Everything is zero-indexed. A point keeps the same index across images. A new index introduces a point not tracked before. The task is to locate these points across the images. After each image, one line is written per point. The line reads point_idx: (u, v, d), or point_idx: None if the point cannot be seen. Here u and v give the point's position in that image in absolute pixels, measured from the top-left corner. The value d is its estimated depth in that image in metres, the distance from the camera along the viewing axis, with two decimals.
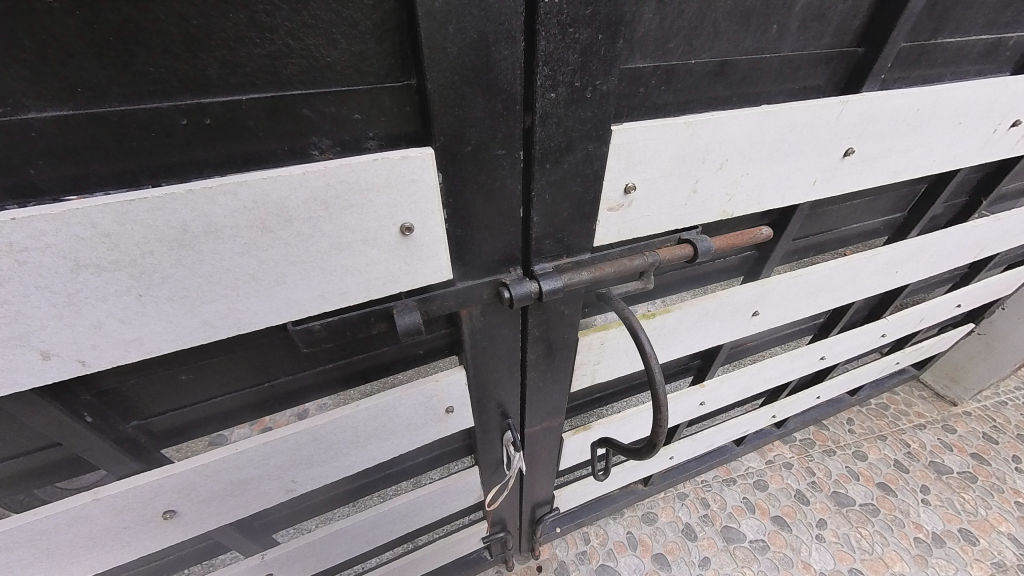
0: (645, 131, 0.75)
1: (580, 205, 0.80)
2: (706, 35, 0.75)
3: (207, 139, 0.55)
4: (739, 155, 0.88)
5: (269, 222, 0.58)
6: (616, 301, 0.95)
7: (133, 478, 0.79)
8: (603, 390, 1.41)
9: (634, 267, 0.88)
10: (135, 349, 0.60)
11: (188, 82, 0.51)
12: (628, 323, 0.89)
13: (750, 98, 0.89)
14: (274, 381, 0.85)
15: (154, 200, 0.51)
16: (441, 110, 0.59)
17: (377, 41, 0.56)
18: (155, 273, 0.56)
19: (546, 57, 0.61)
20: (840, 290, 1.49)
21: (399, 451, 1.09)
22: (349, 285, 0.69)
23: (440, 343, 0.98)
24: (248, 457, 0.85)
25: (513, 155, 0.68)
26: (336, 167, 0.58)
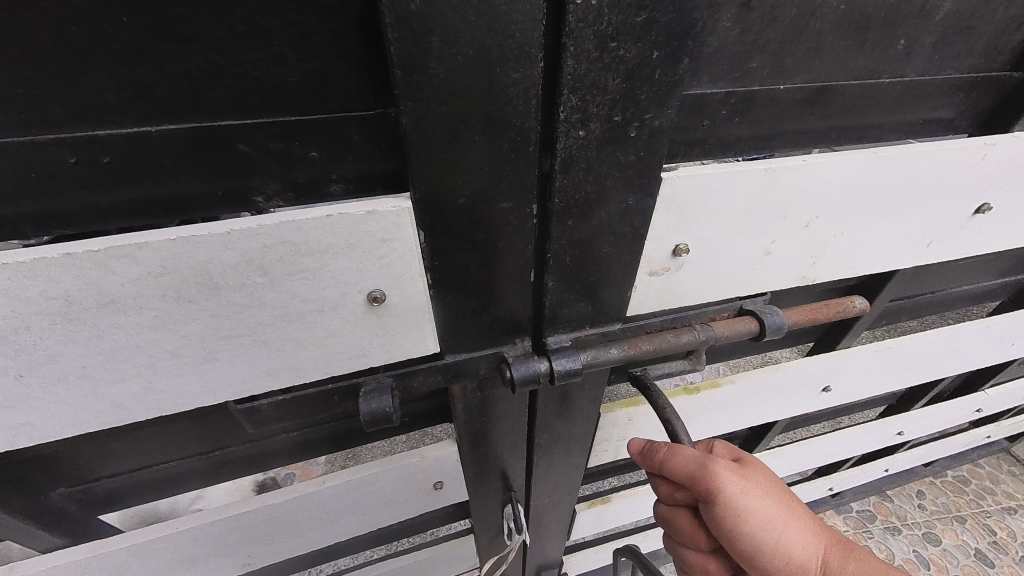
0: (707, 179, 0.56)
1: (612, 269, 0.61)
2: (805, 51, 0.54)
3: (112, 182, 0.41)
4: (833, 208, 0.66)
5: (187, 290, 0.44)
6: (654, 387, 0.75)
7: (57, 554, 0.68)
8: (629, 460, 1.20)
9: (679, 346, 0.67)
10: (27, 434, 0.48)
11: (75, 108, 0.37)
12: (665, 421, 0.69)
13: (849, 134, 0.67)
14: (227, 450, 0.71)
15: (22, 266, 0.38)
16: (421, 154, 0.42)
17: (337, 55, 0.40)
18: (37, 351, 0.43)
19: (575, 82, 0.42)
20: (936, 363, 1.20)
21: (379, 525, 0.93)
22: (303, 363, 0.54)
23: (432, 411, 0.82)
24: (192, 535, 0.73)
25: (523, 210, 0.51)
26: (274, 224, 0.43)
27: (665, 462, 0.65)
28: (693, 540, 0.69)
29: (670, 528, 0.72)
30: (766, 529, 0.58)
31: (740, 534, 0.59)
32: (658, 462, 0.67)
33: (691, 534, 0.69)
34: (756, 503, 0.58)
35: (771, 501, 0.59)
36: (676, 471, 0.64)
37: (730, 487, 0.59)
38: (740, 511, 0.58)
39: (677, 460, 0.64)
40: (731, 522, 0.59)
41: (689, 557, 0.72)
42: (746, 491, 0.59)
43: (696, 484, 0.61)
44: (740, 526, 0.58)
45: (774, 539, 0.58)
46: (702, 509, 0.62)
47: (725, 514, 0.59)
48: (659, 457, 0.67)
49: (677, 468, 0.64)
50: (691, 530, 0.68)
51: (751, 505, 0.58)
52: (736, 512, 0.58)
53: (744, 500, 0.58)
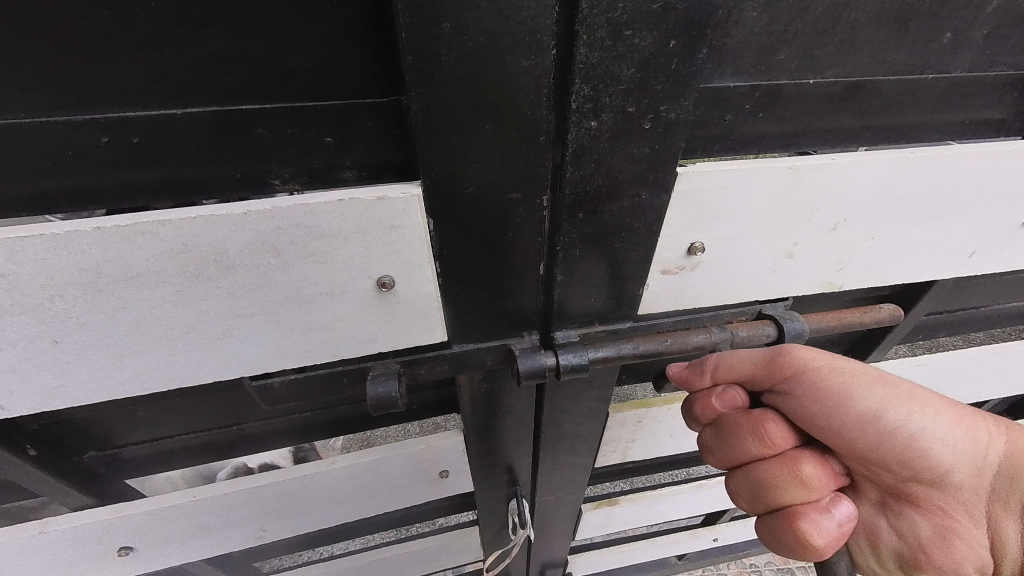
0: (726, 176, 0.54)
1: (624, 266, 0.59)
2: (838, 43, 0.51)
3: (139, 161, 0.44)
4: (863, 211, 0.63)
5: (204, 268, 0.46)
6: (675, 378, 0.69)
7: (85, 512, 0.73)
8: (639, 463, 1.18)
9: (689, 345, 0.64)
10: (59, 397, 0.51)
11: (106, 90, 0.39)
12: (690, 370, 0.67)
13: (886, 133, 0.63)
14: (243, 425, 0.74)
15: (56, 238, 0.40)
16: (431, 141, 0.43)
17: (352, 42, 0.41)
18: (69, 319, 0.46)
19: (587, 71, 0.42)
20: (976, 384, 1.13)
21: (385, 509, 0.95)
22: (313, 344, 0.56)
23: (439, 400, 0.83)
24: (208, 504, 0.76)
25: (532, 201, 0.50)
26: (287, 207, 0.44)
27: (729, 362, 0.66)
28: (764, 444, 0.65)
29: (732, 442, 0.68)
30: (871, 388, 0.60)
31: (844, 395, 0.59)
32: (713, 365, 0.67)
33: (757, 433, 0.65)
34: (849, 364, 0.61)
35: (862, 364, 0.63)
36: (747, 359, 0.65)
37: (814, 355, 0.61)
38: (839, 369, 0.60)
39: (738, 355, 0.65)
40: (835, 385, 0.60)
41: (771, 471, 0.65)
42: (835, 357, 0.62)
43: (778, 362, 0.63)
44: (846, 385, 0.59)
45: (882, 398, 0.60)
46: (791, 385, 0.62)
47: (823, 380, 0.60)
48: (712, 359, 0.67)
49: (745, 357, 0.65)
50: (758, 428, 0.65)
51: (845, 365, 0.61)
52: (834, 373, 0.60)
53: (836, 362, 0.61)
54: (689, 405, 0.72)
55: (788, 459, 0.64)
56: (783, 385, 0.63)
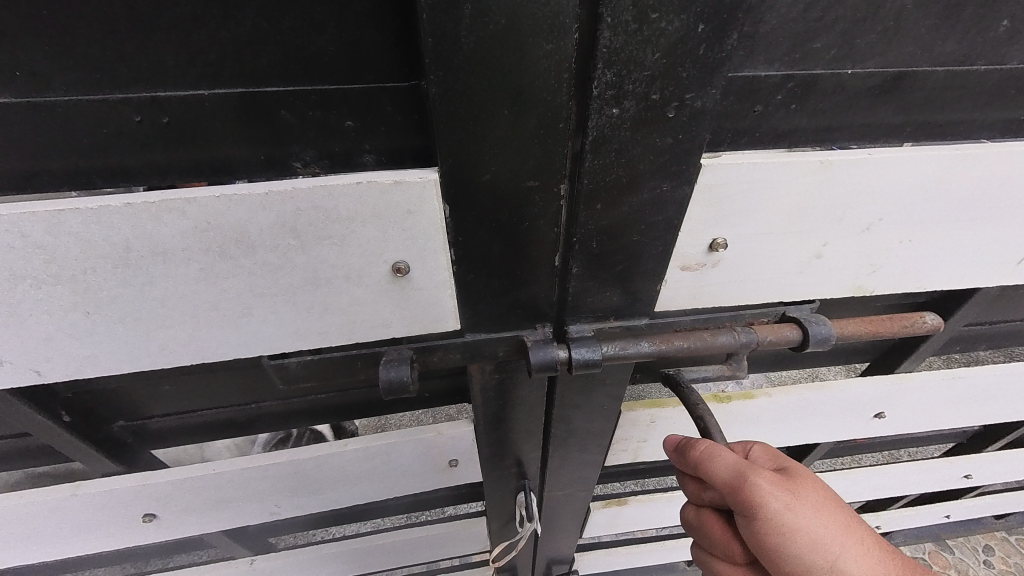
0: (751, 170, 0.52)
1: (642, 261, 0.58)
2: (882, 31, 0.48)
3: (169, 141, 0.45)
4: (900, 212, 0.60)
5: (226, 247, 0.47)
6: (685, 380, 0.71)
7: (114, 478, 0.77)
8: (650, 464, 1.17)
9: (715, 347, 0.62)
10: (91, 366, 0.54)
11: (139, 70, 0.40)
12: (697, 417, 0.64)
13: (929, 130, 0.60)
14: (261, 403, 0.76)
15: (90, 212, 0.42)
16: (448, 126, 0.43)
17: (375, 25, 0.41)
18: (101, 291, 0.48)
19: (611, 56, 0.40)
20: (1018, 401, 1.06)
21: (395, 494, 0.96)
22: (329, 327, 0.57)
23: (451, 389, 0.84)
24: (226, 478, 0.79)
25: (549, 190, 0.49)
26: (307, 188, 0.45)
27: (701, 471, 0.59)
28: (726, 554, 0.63)
29: (701, 535, 0.66)
30: (819, 553, 0.52)
31: (787, 556, 0.53)
32: (692, 467, 0.60)
33: (723, 543, 0.63)
34: (809, 522, 0.53)
35: (828, 523, 0.53)
36: (712, 480, 0.57)
37: (772, 502, 0.53)
38: (789, 528, 0.52)
39: (715, 466, 0.57)
40: (779, 543, 0.53)
41: (722, 575, 0.65)
42: (796, 509, 0.53)
43: (738, 498, 0.55)
44: (791, 545, 0.53)
45: (828, 561, 0.53)
46: (741, 525, 0.56)
47: (770, 535, 0.53)
48: (694, 457, 0.60)
49: (712, 476, 0.57)
50: (727, 540, 0.62)
51: (800, 520, 0.53)
52: (785, 530, 0.53)
53: (793, 517, 0.52)
54: (678, 476, 0.68)
55: (739, 568, 0.63)
56: (736, 520, 0.56)
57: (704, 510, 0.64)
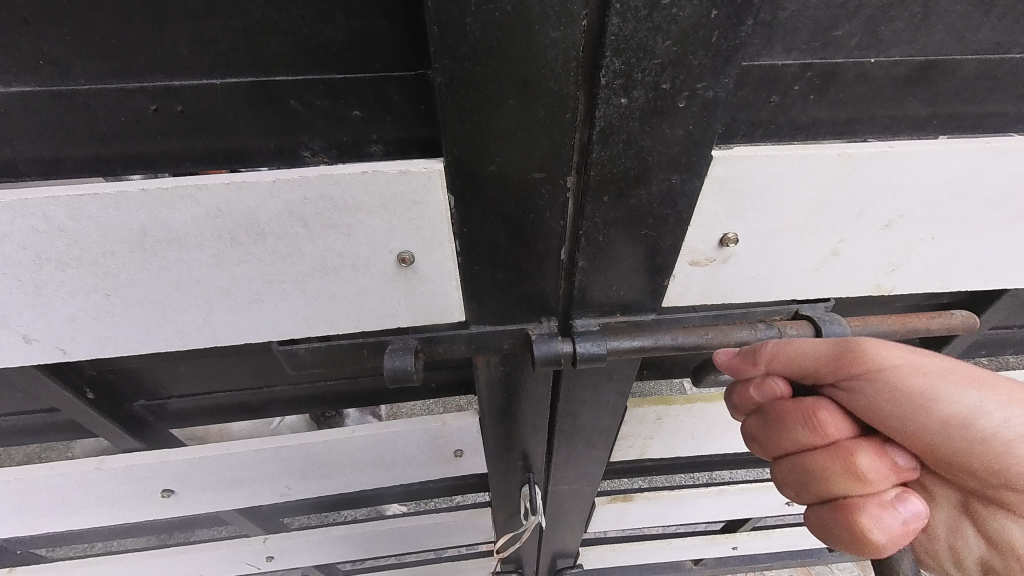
0: (765, 163, 0.51)
1: (650, 255, 0.56)
2: (910, 17, 0.46)
3: (183, 129, 0.46)
4: (925, 208, 0.57)
5: (238, 234, 0.48)
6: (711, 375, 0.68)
7: (135, 454, 0.80)
8: (657, 461, 1.16)
9: (731, 341, 0.59)
10: (111, 346, 0.56)
11: (154, 60, 0.41)
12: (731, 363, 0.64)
13: (959, 123, 0.57)
14: (273, 388, 0.78)
15: (108, 198, 0.44)
16: (454, 115, 0.42)
17: (382, 14, 0.41)
18: (120, 275, 0.49)
19: (620, 44, 0.39)
20: None
21: (402, 481, 0.98)
22: (336, 314, 0.58)
23: (457, 380, 0.84)
24: (240, 458, 0.82)
25: (556, 181, 0.49)
26: (315, 177, 0.46)
27: (792, 363, 0.57)
28: (815, 431, 0.57)
29: (779, 434, 0.60)
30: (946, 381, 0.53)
31: (924, 395, 0.52)
32: (766, 357, 0.58)
33: (812, 421, 0.57)
34: (930, 360, 0.54)
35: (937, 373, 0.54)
36: (809, 358, 0.56)
37: (890, 354, 0.53)
38: (923, 368, 0.53)
39: (804, 347, 0.56)
40: (912, 388, 0.52)
41: (818, 462, 0.57)
42: (917, 356, 0.54)
43: (852, 355, 0.53)
44: (929, 387, 0.52)
45: (970, 397, 0.53)
46: (861, 387, 0.54)
47: (903, 382, 0.52)
48: (770, 352, 0.58)
49: (811, 359, 0.55)
50: (808, 416, 0.57)
51: (929, 363, 0.54)
52: (914, 374, 0.53)
53: (922, 359, 0.53)
54: (734, 393, 0.63)
55: (839, 447, 0.56)
56: (850, 385, 0.54)
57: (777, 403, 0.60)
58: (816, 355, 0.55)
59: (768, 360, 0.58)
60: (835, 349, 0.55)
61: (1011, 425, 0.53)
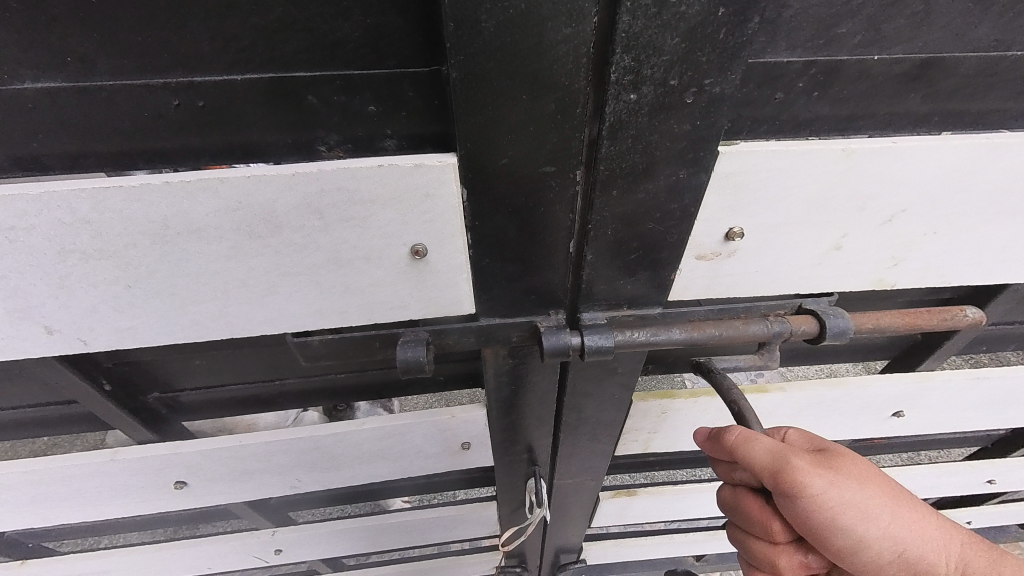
0: (770, 158, 0.52)
1: (656, 248, 0.58)
2: (911, 15, 0.47)
3: (204, 124, 0.48)
4: (926, 203, 0.58)
5: (256, 226, 0.49)
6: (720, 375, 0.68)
7: (148, 446, 0.81)
8: (660, 456, 1.17)
9: (746, 335, 0.61)
10: (130, 337, 0.57)
11: (178, 56, 0.43)
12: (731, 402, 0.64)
13: (959, 119, 0.58)
14: (285, 380, 0.80)
15: (132, 190, 0.45)
16: (467, 110, 0.44)
17: (398, 11, 0.42)
18: (141, 266, 0.51)
19: (629, 41, 0.41)
20: None
21: (409, 474, 1.00)
22: (349, 306, 0.59)
23: (465, 373, 0.86)
24: (251, 450, 0.83)
25: (566, 174, 0.50)
26: (332, 170, 0.47)
27: (743, 465, 0.60)
28: (767, 532, 0.64)
29: (736, 513, 0.67)
30: (851, 490, 0.57)
31: (834, 511, 0.56)
32: (729, 453, 0.62)
33: (759, 521, 0.64)
34: (850, 493, 0.57)
35: (866, 490, 0.58)
36: (756, 467, 0.59)
37: (812, 488, 0.56)
38: (835, 504, 0.56)
39: (754, 451, 0.59)
40: (830, 519, 0.56)
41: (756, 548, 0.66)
42: (838, 483, 0.57)
43: (782, 480, 0.58)
44: (837, 520, 0.57)
45: (866, 529, 0.58)
46: (790, 506, 0.58)
47: (819, 512, 0.57)
48: (729, 444, 0.61)
49: (755, 467, 0.59)
50: (763, 520, 0.63)
51: (845, 497, 0.57)
52: (830, 506, 0.56)
53: (837, 493, 0.56)
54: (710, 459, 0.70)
55: (778, 546, 0.65)
56: (784, 502, 0.59)
57: (741, 491, 0.66)
58: (764, 465, 0.59)
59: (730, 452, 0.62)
60: (775, 465, 0.58)
61: (899, 544, 0.59)
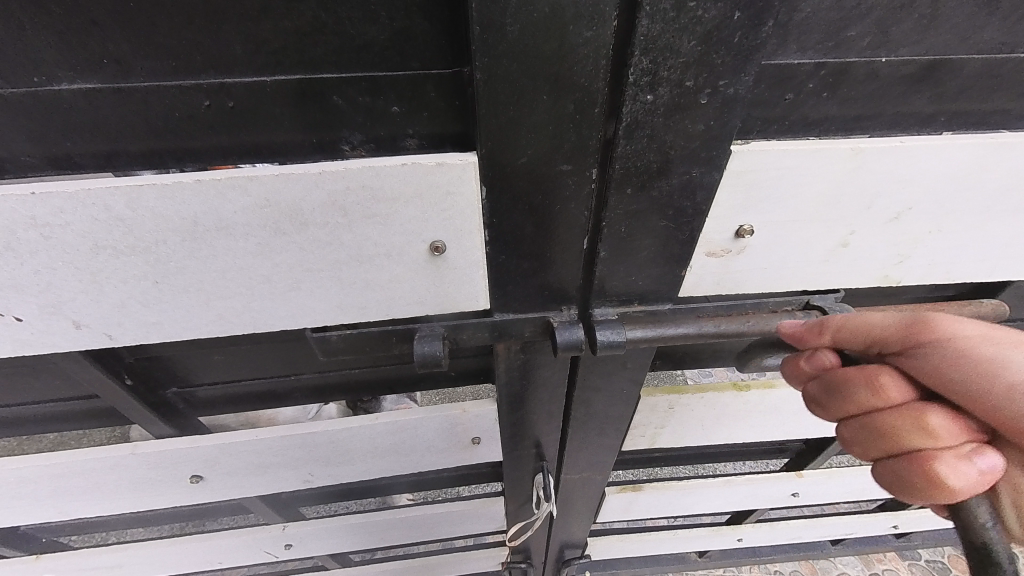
0: (780, 157, 0.54)
1: (668, 245, 0.59)
2: (917, 19, 0.49)
3: (233, 124, 0.49)
4: (931, 201, 0.60)
5: (282, 223, 0.51)
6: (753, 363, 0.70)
7: (166, 440, 0.83)
8: (666, 452, 1.19)
9: (770, 329, 0.63)
10: (156, 331, 0.59)
11: (211, 59, 0.44)
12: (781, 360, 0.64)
13: (963, 120, 0.59)
14: (300, 375, 0.81)
15: (165, 188, 0.47)
16: (489, 110, 0.45)
17: (424, 15, 0.44)
18: (170, 262, 0.52)
19: (647, 45, 0.42)
20: None
21: (419, 469, 1.01)
22: (369, 302, 0.60)
23: (476, 368, 0.87)
24: (267, 444, 0.85)
25: (582, 172, 0.51)
26: (357, 169, 0.48)
27: (857, 332, 0.52)
28: (874, 393, 0.50)
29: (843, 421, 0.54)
30: (1022, 349, 0.46)
31: (999, 362, 0.45)
32: (830, 326, 0.53)
33: (872, 413, 0.51)
34: (1016, 361, 0.47)
35: None
36: (879, 324, 0.50)
37: (963, 326, 0.47)
38: (999, 341, 0.47)
39: (873, 317, 0.51)
40: (990, 353, 0.46)
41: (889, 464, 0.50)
42: (993, 334, 0.48)
43: (920, 328, 0.48)
44: (1012, 391, 0.45)
45: None
46: (928, 360, 0.47)
47: (972, 349, 0.46)
48: (835, 320, 0.53)
49: (876, 328, 0.50)
50: (867, 379, 0.50)
51: (1005, 335, 0.47)
52: (991, 355, 0.46)
53: (1001, 358, 0.47)
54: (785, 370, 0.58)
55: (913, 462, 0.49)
56: (922, 350, 0.48)
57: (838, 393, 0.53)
58: (887, 320, 0.50)
59: (835, 332, 0.53)
60: (902, 326, 0.49)
61: None
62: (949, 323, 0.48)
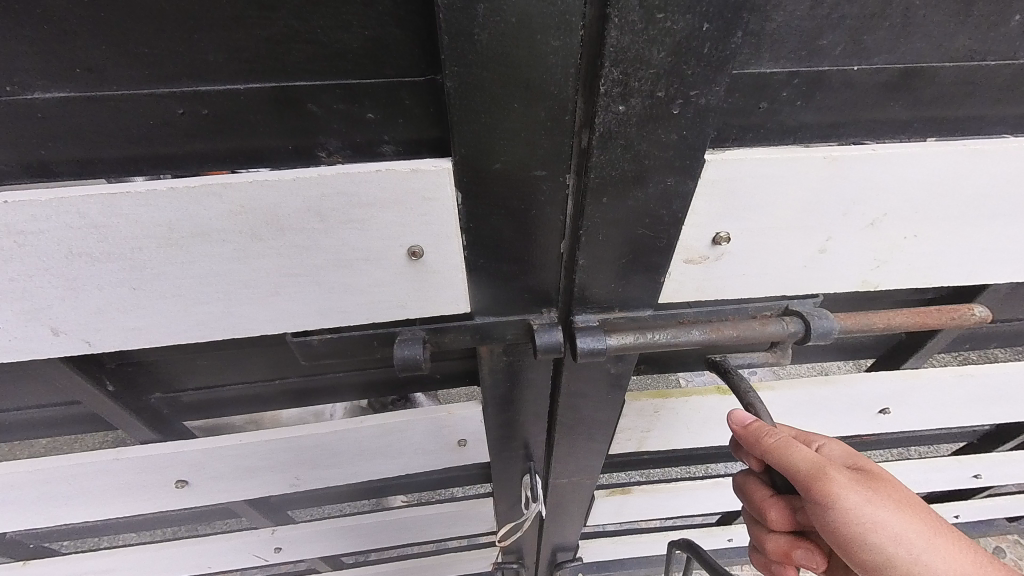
0: (756, 166, 0.54)
1: (646, 252, 0.59)
2: (890, 28, 0.49)
3: (209, 131, 0.49)
4: (907, 207, 0.60)
5: (259, 229, 0.51)
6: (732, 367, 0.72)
7: (152, 445, 0.83)
8: (654, 454, 1.19)
9: (765, 336, 0.64)
10: (136, 338, 0.59)
11: (184, 67, 0.44)
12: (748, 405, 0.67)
13: (939, 126, 0.60)
14: (285, 379, 0.81)
15: (139, 195, 0.47)
16: (462, 118, 0.45)
17: (396, 23, 0.44)
18: (147, 268, 0.52)
19: (618, 55, 0.43)
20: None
21: (408, 471, 1.01)
22: (350, 306, 0.61)
23: (462, 371, 0.88)
24: (252, 448, 0.85)
25: (557, 179, 0.52)
26: (332, 175, 0.49)
27: (781, 464, 0.64)
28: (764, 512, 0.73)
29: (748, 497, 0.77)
30: (887, 522, 0.61)
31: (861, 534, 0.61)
32: (761, 449, 0.66)
33: (762, 507, 0.73)
34: (884, 514, 0.61)
35: (903, 516, 0.62)
36: (791, 469, 0.63)
37: (847, 499, 0.61)
38: (868, 517, 0.61)
39: (792, 458, 0.63)
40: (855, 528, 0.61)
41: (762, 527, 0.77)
42: (874, 502, 0.61)
43: (813, 486, 0.62)
44: (865, 534, 0.61)
45: (896, 549, 0.61)
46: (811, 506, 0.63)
47: (845, 519, 0.61)
48: (768, 444, 0.65)
49: (792, 469, 0.63)
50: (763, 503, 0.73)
51: (876, 513, 0.61)
52: (860, 520, 0.61)
53: (870, 511, 0.61)
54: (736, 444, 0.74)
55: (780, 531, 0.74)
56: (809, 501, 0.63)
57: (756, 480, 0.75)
58: (799, 468, 0.63)
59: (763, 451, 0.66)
60: (811, 472, 0.62)
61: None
62: (840, 490, 0.61)
